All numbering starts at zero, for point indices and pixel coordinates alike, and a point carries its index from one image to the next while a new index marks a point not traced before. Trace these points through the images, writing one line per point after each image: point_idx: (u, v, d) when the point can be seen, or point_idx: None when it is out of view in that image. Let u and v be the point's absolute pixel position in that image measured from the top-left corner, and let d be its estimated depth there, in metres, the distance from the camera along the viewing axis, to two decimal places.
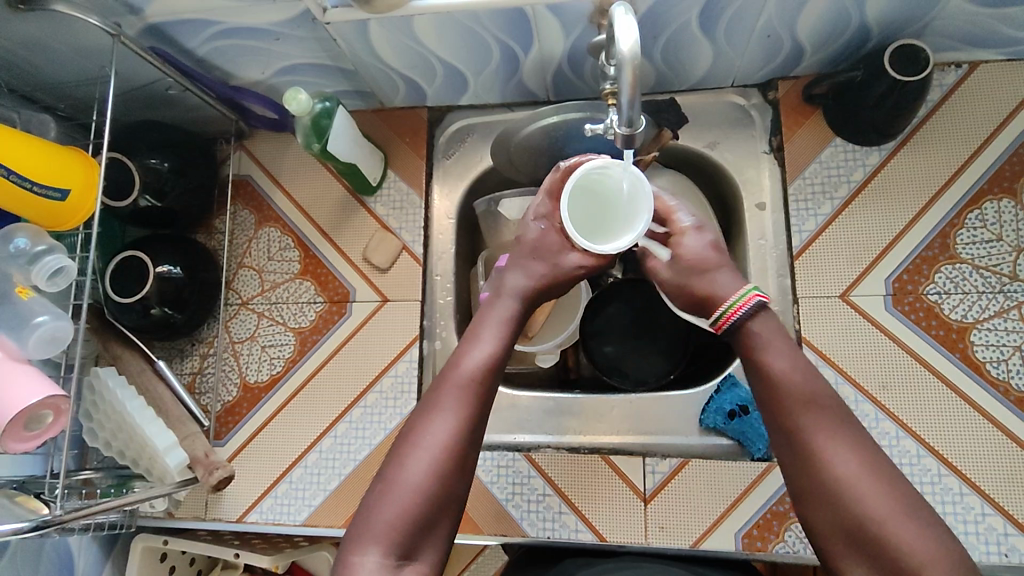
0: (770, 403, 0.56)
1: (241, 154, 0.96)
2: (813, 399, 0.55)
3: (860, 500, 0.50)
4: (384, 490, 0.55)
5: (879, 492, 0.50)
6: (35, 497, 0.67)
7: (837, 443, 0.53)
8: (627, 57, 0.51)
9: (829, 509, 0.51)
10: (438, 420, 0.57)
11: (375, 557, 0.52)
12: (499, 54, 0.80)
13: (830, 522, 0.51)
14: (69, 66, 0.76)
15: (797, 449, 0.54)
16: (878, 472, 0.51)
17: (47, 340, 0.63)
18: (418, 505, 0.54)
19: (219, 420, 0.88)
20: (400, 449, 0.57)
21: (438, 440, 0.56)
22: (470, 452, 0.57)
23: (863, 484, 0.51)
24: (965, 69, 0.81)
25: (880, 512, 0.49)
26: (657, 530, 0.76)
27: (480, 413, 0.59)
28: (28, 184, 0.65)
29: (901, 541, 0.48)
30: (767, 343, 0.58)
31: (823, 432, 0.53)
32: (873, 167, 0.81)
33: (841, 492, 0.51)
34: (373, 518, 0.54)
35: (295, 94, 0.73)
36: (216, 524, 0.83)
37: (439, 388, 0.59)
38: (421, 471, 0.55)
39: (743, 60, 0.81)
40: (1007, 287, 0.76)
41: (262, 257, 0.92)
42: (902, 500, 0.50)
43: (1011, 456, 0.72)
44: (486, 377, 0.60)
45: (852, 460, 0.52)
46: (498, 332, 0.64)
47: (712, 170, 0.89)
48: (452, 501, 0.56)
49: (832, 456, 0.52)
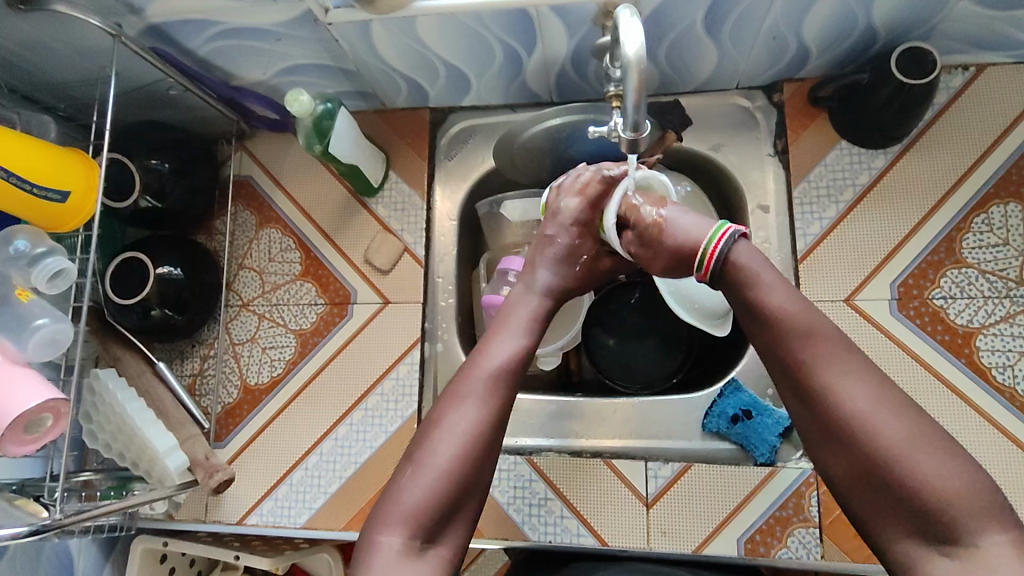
0: (768, 345, 0.55)
1: (242, 154, 0.95)
2: (815, 332, 0.53)
3: (872, 433, 0.49)
4: (409, 472, 0.55)
5: (899, 425, 0.49)
6: (34, 500, 0.67)
7: (845, 375, 0.51)
8: (633, 61, 0.50)
9: (845, 448, 0.50)
10: (465, 405, 0.57)
11: (398, 539, 0.52)
12: (502, 55, 0.79)
13: (849, 463, 0.50)
14: (70, 66, 0.76)
15: (806, 388, 0.52)
16: (892, 403, 0.50)
17: (47, 343, 0.63)
18: (445, 489, 0.54)
19: (220, 422, 0.87)
20: (426, 434, 0.57)
21: (465, 423, 0.56)
22: (496, 439, 0.57)
23: (878, 415, 0.49)
24: (971, 72, 0.80)
25: (900, 443, 0.48)
26: (659, 535, 0.76)
27: (507, 400, 0.59)
28: (28, 185, 0.64)
29: (926, 474, 0.47)
30: (759, 273, 0.56)
31: (830, 367, 0.52)
32: (879, 170, 0.80)
33: (851, 424, 0.50)
34: (399, 500, 0.53)
35: (297, 94, 0.72)
36: (216, 526, 0.83)
37: (465, 376, 0.59)
38: (449, 452, 0.55)
39: (748, 62, 0.80)
40: (1013, 292, 0.75)
41: (263, 258, 0.92)
42: (921, 430, 0.48)
43: (1017, 462, 0.71)
44: (514, 367, 0.60)
45: (867, 392, 0.50)
46: (525, 328, 0.65)
47: (716, 172, 0.88)
48: (475, 488, 0.56)
49: (843, 390, 0.51)
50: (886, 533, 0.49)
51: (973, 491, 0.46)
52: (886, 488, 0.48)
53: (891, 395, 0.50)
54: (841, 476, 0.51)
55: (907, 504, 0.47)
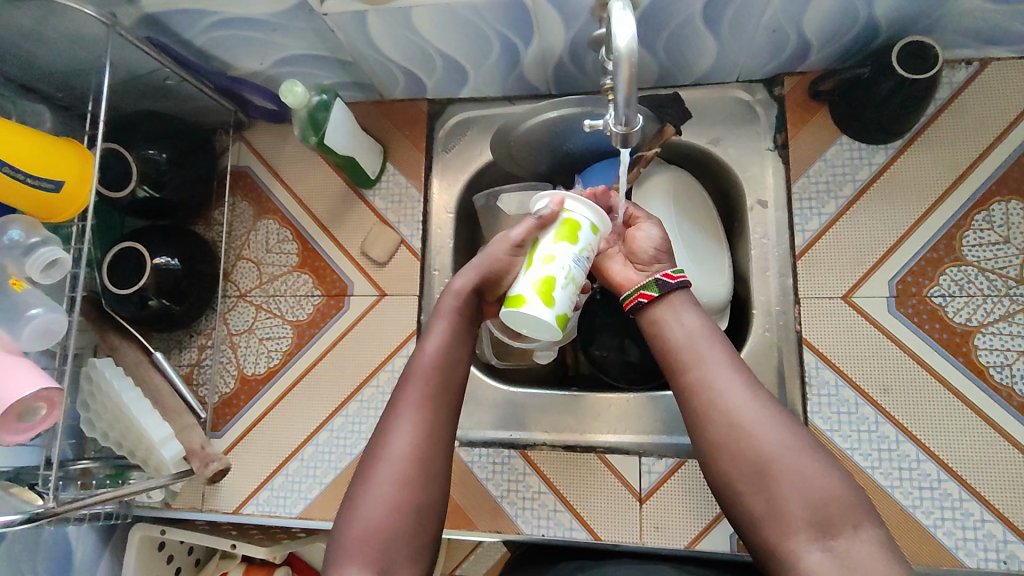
0: (677, 354, 0.59)
1: (240, 145, 0.95)
2: (720, 354, 0.58)
3: (760, 435, 0.54)
4: (360, 506, 0.55)
5: (787, 433, 0.54)
6: (29, 488, 0.68)
7: (738, 385, 0.56)
8: (624, 54, 0.50)
9: (736, 452, 0.54)
10: (399, 433, 0.57)
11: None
12: (499, 47, 0.79)
13: (740, 464, 0.54)
14: (67, 56, 0.76)
15: (700, 395, 0.57)
16: (781, 416, 0.55)
17: (41, 333, 0.63)
18: (391, 518, 0.54)
19: (217, 412, 0.88)
20: (367, 463, 0.57)
21: (408, 450, 0.57)
22: (438, 453, 0.58)
23: (761, 421, 0.54)
24: (975, 67, 0.79)
25: (784, 446, 0.53)
26: (652, 530, 0.76)
27: (449, 410, 0.60)
28: (22, 175, 0.64)
29: (809, 474, 0.52)
30: (679, 303, 0.62)
31: (726, 377, 0.57)
32: (879, 166, 0.79)
33: (743, 426, 0.54)
34: (348, 536, 0.54)
35: (292, 86, 0.72)
36: (213, 515, 0.84)
37: (400, 398, 0.60)
38: (388, 485, 0.55)
39: (748, 54, 0.79)
40: (1012, 291, 0.74)
41: (260, 249, 0.92)
42: (804, 439, 0.54)
43: (1013, 462, 0.71)
44: (446, 374, 0.61)
45: (757, 402, 0.55)
46: (445, 333, 0.63)
47: (715, 167, 0.88)
48: (428, 511, 0.56)
49: (737, 399, 0.55)
50: (772, 531, 0.52)
51: (849, 495, 0.51)
52: (780, 480, 0.52)
53: (778, 408, 0.56)
54: (735, 476, 0.54)
55: (793, 497, 0.51)
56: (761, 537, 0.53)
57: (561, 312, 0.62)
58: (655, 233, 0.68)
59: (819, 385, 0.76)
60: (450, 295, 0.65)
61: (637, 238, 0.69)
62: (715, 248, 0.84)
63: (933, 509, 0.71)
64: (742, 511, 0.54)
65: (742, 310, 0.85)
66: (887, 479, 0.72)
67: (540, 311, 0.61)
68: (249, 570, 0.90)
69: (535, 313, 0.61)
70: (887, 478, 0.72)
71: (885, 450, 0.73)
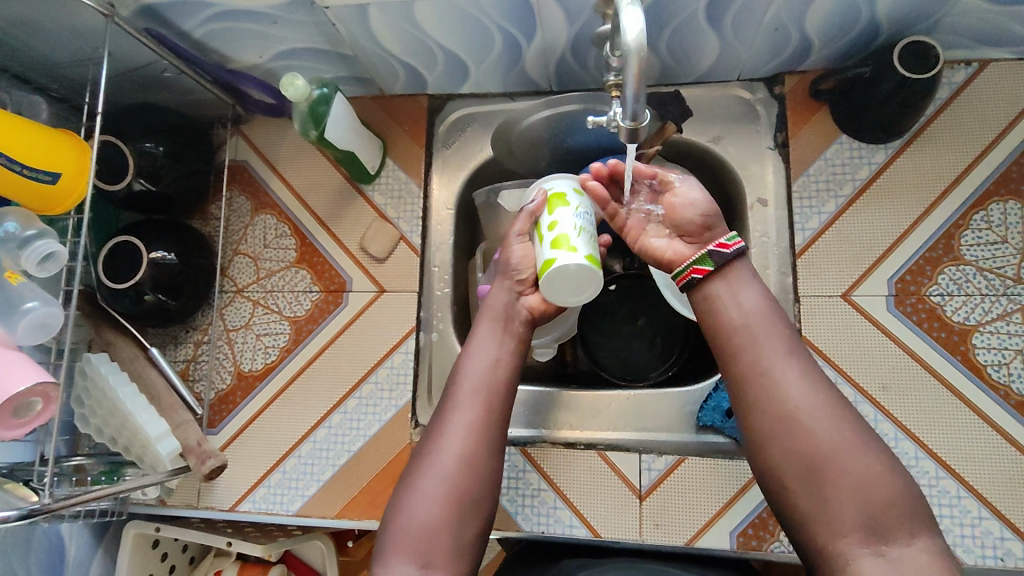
0: (736, 333, 0.61)
1: (238, 139, 0.94)
2: (777, 341, 0.60)
3: (821, 431, 0.55)
4: (411, 497, 0.58)
5: (844, 433, 0.55)
6: (24, 484, 0.67)
7: (799, 377, 0.58)
8: (632, 48, 0.50)
9: (796, 447, 0.55)
10: (450, 432, 0.61)
11: (405, 567, 0.54)
12: (501, 42, 0.78)
13: (797, 460, 0.55)
14: (64, 46, 0.75)
15: (760, 380, 0.58)
16: (841, 415, 0.56)
17: (37, 326, 0.62)
18: (441, 511, 0.57)
19: (213, 408, 0.87)
20: (419, 457, 0.61)
21: (457, 446, 0.60)
22: (489, 452, 0.61)
23: (821, 418, 0.56)
24: (974, 68, 0.80)
25: (841, 443, 0.55)
26: (652, 527, 0.76)
27: (499, 413, 0.63)
28: (18, 166, 0.63)
29: (869, 474, 0.53)
30: (736, 278, 0.63)
31: (787, 367, 0.58)
32: (879, 165, 0.80)
33: (804, 419, 0.56)
34: (402, 525, 0.57)
35: (292, 79, 0.71)
36: (208, 513, 0.83)
37: (454, 395, 0.64)
38: (439, 480, 0.58)
39: (750, 53, 0.79)
40: (1010, 290, 0.75)
41: (258, 245, 0.91)
42: (863, 441, 0.55)
43: (1010, 460, 0.71)
44: (496, 376, 0.64)
45: (813, 395, 0.57)
46: (497, 343, 0.67)
47: (714, 165, 0.88)
48: (476, 506, 0.59)
49: (797, 391, 0.57)
50: (822, 532, 0.53)
51: (905, 504, 0.52)
52: (836, 481, 0.53)
53: (839, 406, 0.57)
54: (789, 471, 0.56)
55: (849, 500, 0.52)
56: (809, 534, 0.54)
57: (588, 253, 0.65)
58: (696, 196, 0.68)
59: None
60: (501, 302, 0.70)
61: (678, 207, 0.69)
62: None
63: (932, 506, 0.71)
64: (790, 506, 0.56)
65: None
66: None
67: (566, 258, 0.65)
68: (244, 569, 0.91)
69: (564, 261, 0.64)
70: None
71: None
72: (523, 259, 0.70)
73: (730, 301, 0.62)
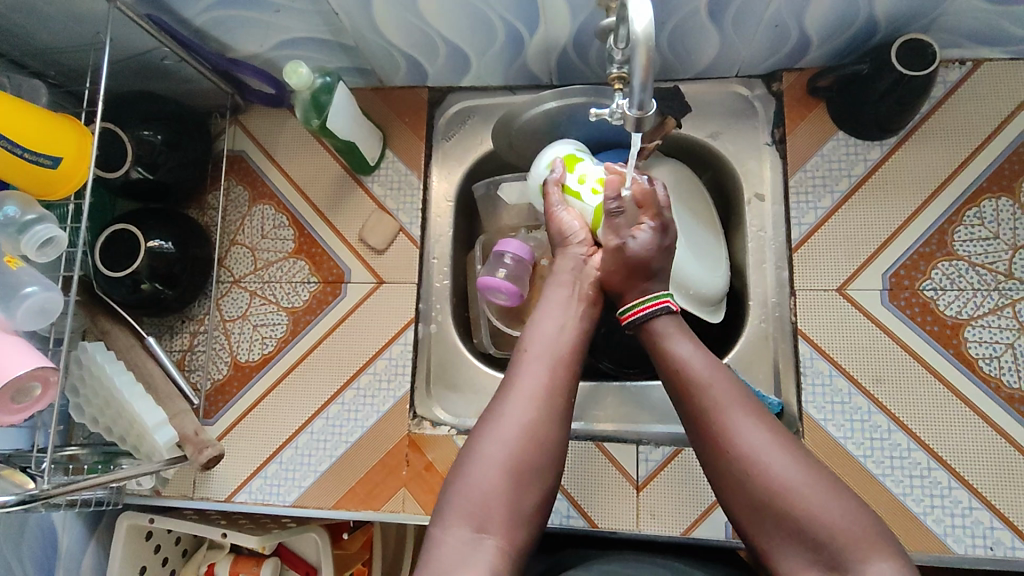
0: (675, 381, 0.61)
1: (235, 128, 0.94)
2: (718, 380, 0.59)
3: (766, 471, 0.54)
4: (470, 462, 0.56)
5: (793, 471, 0.54)
6: (21, 471, 0.66)
7: (740, 418, 0.57)
8: (641, 39, 0.50)
9: (741, 488, 0.55)
10: (517, 399, 0.59)
11: (461, 530, 0.53)
12: (503, 35, 0.79)
13: (747, 501, 0.54)
14: (63, 32, 0.75)
15: (703, 428, 0.58)
16: (786, 449, 0.55)
17: (37, 311, 0.62)
18: (507, 479, 0.55)
19: (209, 399, 0.86)
20: (486, 421, 0.58)
21: (521, 411, 0.58)
22: (560, 421, 0.59)
23: (767, 457, 0.54)
24: (968, 67, 0.81)
25: (789, 481, 0.53)
26: (649, 517, 0.76)
27: (567, 381, 0.61)
28: (19, 150, 0.63)
29: (817, 512, 0.52)
30: (668, 329, 0.63)
31: (727, 410, 0.57)
32: (875, 161, 0.81)
33: (745, 462, 0.55)
34: (466, 491, 0.54)
35: (295, 68, 0.72)
36: (204, 504, 0.82)
37: (521, 361, 0.62)
38: (504, 446, 0.56)
39: (750, 49, 0.80)
40: (1002, 285, 0.76)
41: (255, 235, 0.91)
42: (818, 477, 0.53)
43: (1001, 452, 0.72)
44: (563, 344, 0.63)
45: (758, 435, 0.55)
46: (565, 314, 0.66)
47: (712, 161, 0.90)
48: (539, 474, 0.56)
49: (740, 432, 0.56)
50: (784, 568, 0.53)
51: (859, 529, 0.51)
52: (783, 518, 0.53)
53: (781, 438, 0.56)
54: (743, 511, 0.55)
55: (799, 535, 0.52)
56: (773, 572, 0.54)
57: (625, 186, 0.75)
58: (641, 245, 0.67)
59: (812, 375, 0.77)
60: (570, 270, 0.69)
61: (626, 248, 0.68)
62: (712, 241, 0.86)
63: (924, 496, 0.72)
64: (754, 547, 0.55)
65: (739, 302, 0.87)
66: (878, 467, 0.74)
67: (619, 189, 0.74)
68: (237, 562, 0.89)
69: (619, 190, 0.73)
70: (879, 466, 0.74)
71: (876, 439, 0.75)
72: (574, 224, 0.72)
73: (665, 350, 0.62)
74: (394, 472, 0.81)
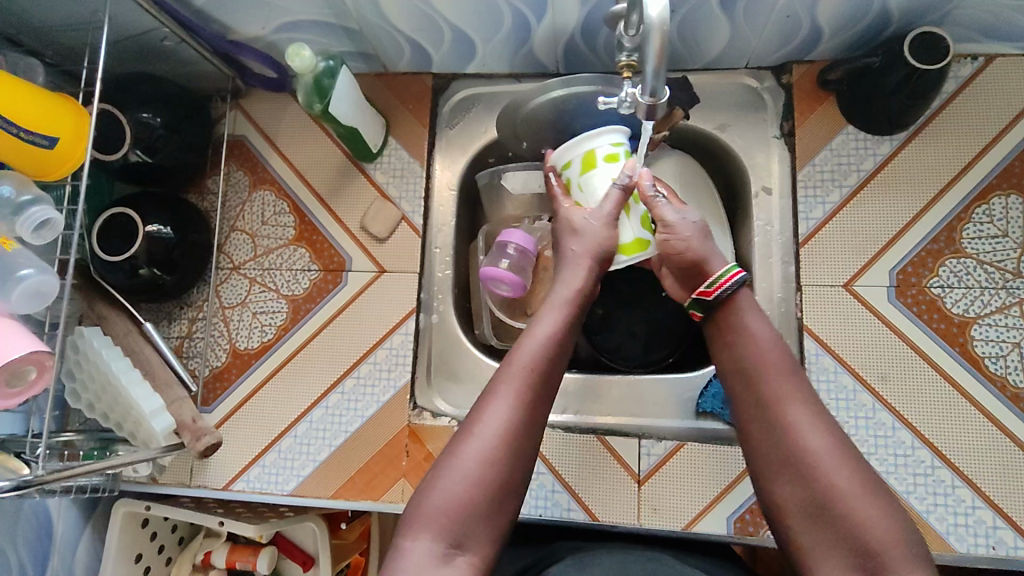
0: (743, 370, 0.61)
1: (237, 113, 0.93)
2: (788, 377, 0.59)
3: (826, 470, 0.54)
4: (441, 472, 0.55)
5: (846, 473, 0.54)
6: (16, 455, 0.65)
7: (808, 417, 0.57)
8: (655, 24, 0.49)
9: (797, 481, 0.55)
10: (497, 412, 0.57)
11: (432, 544, 0.52)
12: (510, 21, 0.78)
13: (797, 496, 0.54)
14: (60, 10, 0.73)
15: (768, 417, 0.58)
16: (853, 455, 0.55)
17: (33, 294, 0.61)
18: (476, 497, 0.54)
19: (207, 386, 0.85)
20: (464, 431, 0.57)
21: (500, 426, 0.57)
22: (530, 441, 0.58)
23: (831, 457, 0.54)
24: (981, 61, 0.80)
25: (842, 485, 0.53)
26: (650, 512, 0.76)
27: (545, 401, 0.60)
28: (15, 129, 0.62)
29: (866, 517, 0.51)
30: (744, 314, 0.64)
31: (797, 406, 0.57)
32: (884, 156, 0.80)
33: (808, 457, 0.55)
34: (429, 503, 0.53)
35: (298, 50, 0.71)
36: (201, 491, 0.82)
37: (506, 371, 0.60)
38: (477, 461, 0.55)
39: (760, 40, 0.79)
40: (1009, 283, 0.75)
41: (255, 221, 0.89)
42: (871, 485, 0.53)
43: (1005, 452, 0.72)
44: (550, 360, 0.61)
45: (822, 435, 0.55)
46: (554, 328, 0.64)
47: (721, 153, 0.89)
48: (509, 494, 0.56)
49: (805, 431, 0.56)
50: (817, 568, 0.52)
51: (903, 544, 0.51)
52: (833, 520, 0.52)
53: (848, 444, 0.56)
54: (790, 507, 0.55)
55: (846, 539, 0.52)
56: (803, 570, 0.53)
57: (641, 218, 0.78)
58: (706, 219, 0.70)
59: (818, 373, 0.77)
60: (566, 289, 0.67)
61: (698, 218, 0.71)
62: (718, 234, 0.85)
63: (927, 495, 0.72)
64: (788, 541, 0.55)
65: None
66: (882, 466, 0.73)
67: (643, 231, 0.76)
68: (234, 550, 0.89)
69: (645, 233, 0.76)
70: (883, 464, 0.73)
71: (881, 437, 0.74)
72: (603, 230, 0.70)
73: (738, 337, 0.63)
74: (394, 462, 0.80)
